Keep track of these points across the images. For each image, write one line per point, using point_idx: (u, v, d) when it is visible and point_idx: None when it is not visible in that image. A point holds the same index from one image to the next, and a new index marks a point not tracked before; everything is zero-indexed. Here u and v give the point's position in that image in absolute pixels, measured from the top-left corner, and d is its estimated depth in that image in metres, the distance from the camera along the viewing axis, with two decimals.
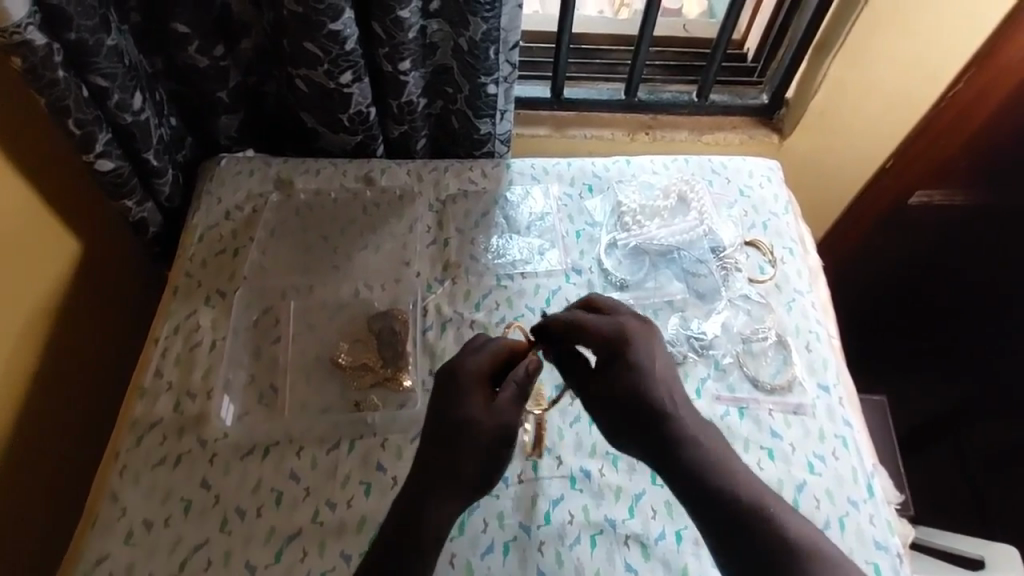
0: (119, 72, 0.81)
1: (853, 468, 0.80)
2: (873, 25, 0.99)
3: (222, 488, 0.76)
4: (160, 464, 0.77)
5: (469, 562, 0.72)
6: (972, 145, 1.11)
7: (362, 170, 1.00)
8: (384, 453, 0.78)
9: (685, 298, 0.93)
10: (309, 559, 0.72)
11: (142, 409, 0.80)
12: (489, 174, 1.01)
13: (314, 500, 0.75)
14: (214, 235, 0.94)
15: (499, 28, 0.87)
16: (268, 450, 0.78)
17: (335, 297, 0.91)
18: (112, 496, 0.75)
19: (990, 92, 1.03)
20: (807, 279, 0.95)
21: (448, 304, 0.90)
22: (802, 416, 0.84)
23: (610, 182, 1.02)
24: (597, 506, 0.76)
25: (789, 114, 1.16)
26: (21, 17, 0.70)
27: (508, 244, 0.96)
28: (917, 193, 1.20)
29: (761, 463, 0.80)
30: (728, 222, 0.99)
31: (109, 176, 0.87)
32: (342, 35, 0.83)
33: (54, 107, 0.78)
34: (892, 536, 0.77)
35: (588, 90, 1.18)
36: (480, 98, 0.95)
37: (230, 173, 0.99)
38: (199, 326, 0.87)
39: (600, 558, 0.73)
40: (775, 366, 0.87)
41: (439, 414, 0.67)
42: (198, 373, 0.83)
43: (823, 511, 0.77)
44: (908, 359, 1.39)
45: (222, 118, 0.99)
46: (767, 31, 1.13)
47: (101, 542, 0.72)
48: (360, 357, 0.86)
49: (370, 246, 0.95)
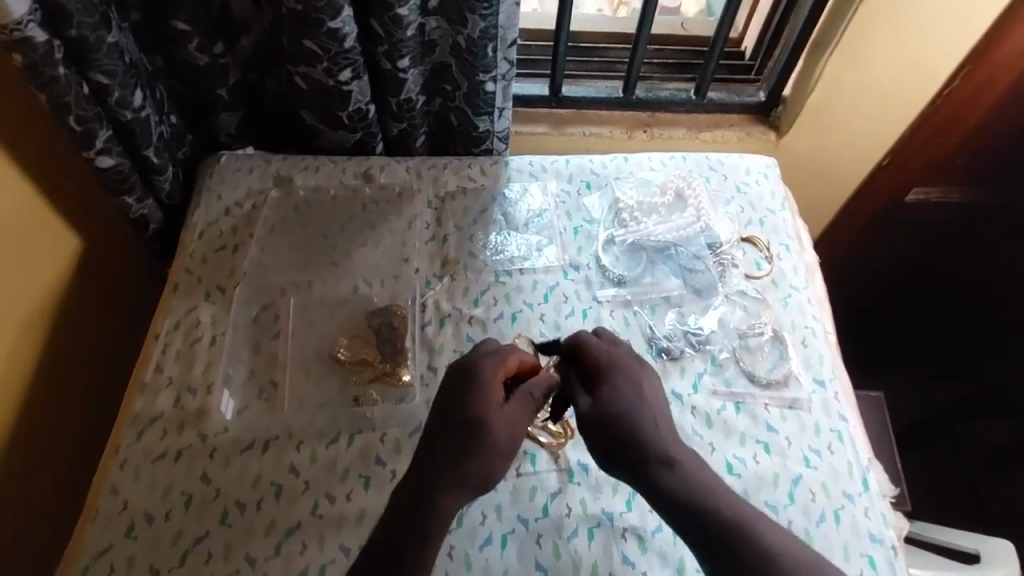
0: (119, 69, 0.82)
1: (848, 462, 0.81)
2: (871, 18, 1.00)
3: (222, 483, 0.76)
4: (160, 458, 0.78)
5: (467, 555, 0.73)
6: (965, 146, 1.12)
7: (361, 167, 1.00)
8: (383, 447, 0.79)
9: (682, 294, 0.94)
10: (308, 553, 0.72)
11: (143, 404, 0.81)
12: (488, 171, 1.02)
13: (313, 494, 0.76)
14: (214, 232, 0.95)
15: (497, 25, 0.87)
16: (267, 444, 0.79)
17: (335, 292, 0.91)
18: (113, 490, 0.76)
19: (986, 91, 1.03)
20: (803, 275, 0.96)
21: (446, 301, 0.90)
22: (798, 410, 0.84)
23: (608, 179, 1.03)
24: (594, 499, 0.77)
25: (785, 113, 1.17)
26: (23, 15, 0.70)
27: (506, 240, 0.96)
28: (912, 191, 1.21)
29: (757, 457, 0.81)
30: (724, 218, 0.99)
31: (109, 173, 0.88)
32: (341, 32, 0.84)
33: (54, 103, 0.78)
34: (887, 529, 0.77)
35: (587, 88, 1.19)
36: (479, 95, 0.96)
37: (230, 171, 0.99)
38: (199, 322, 0.87)
39: (598, 551, 0.74)
40: (771, 361, 0.88)
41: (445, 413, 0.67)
42: (199, 369, 0.83)
43: (818, 504, 0.78)
44: (905, 357, 1.39)
45: (221, 115, 0.99)
46: (765, 29, 1.14)
47: (102, 535, 0.73)
48: (359, 352, 0.87)
49: (370, 243, 0.96)
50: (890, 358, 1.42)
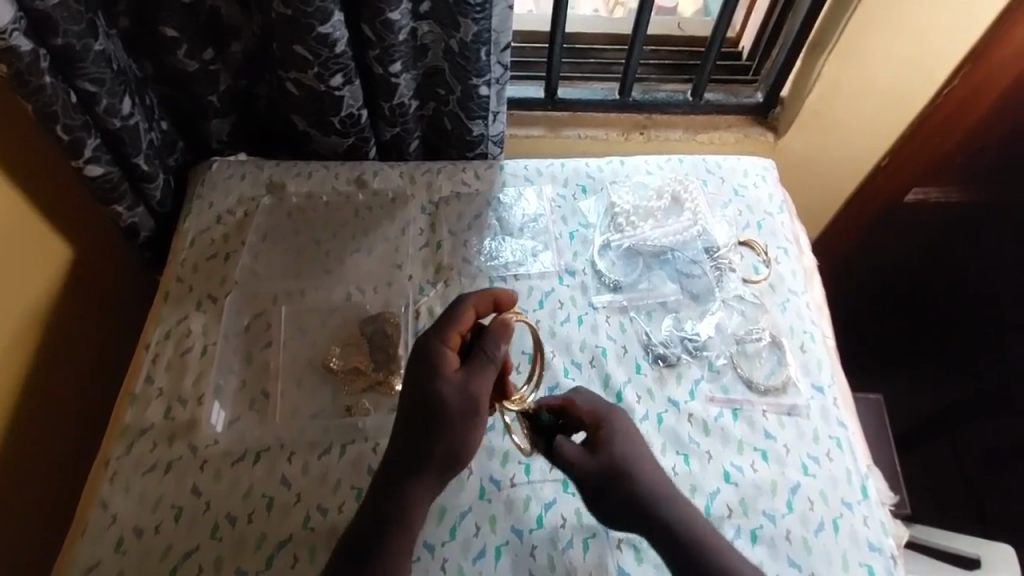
0: (107, 77, 0.81)
1: (847, 469, 0.80)
2: (881, 10, 0.96)
3: (213, 495, 0.75)
4: (150, 471, 0.77)
5: (460, 567, 0.72)
6: (967, 146, 1.11)
7: (354, 172, 1.00)
8: (375, 457, 0.78)
9: (679, 299, 0.93)
10: (300, 566, 0.71)
11: (133, 416, 0.80)
12: (483, 175, 1.01)
13: (305, 506, 0.75)
14: (205, 240, 0.94)
15: (490, 29, 0.86)
16: (259, 455, 0.78)
17: (328, 301, 0.90)
18: (102, 504, 0.75)
19: (978, 99, 1.03)
20: (802, 279, 0.95)
21: (440, 308, 0.90)
22: (796, 417, 0.83)
23: (604, 183, 1.02)
24: (590, 509, 0.76)
25: (784, 113, 1.16)
26: (6, 24, 0.69)
27: (500, 246, 0.95)
28: (912, 192, 1.20)
29: (754, 465, 0.80)
30: (722, 222, 0.98)
31: (98, 181, 0.87)
32: (331, 38, 0.83)
33: (41, 113, 0.78)
34: (887, 538, 0.76)
35: (583, 89, 1.18)
36: (472, 99, 0.95)
37: (221, 177, 0.99)
38: (190, 331, 0.86)
39: (593, 562, 0.73)
40: (770, 368, 0.87)
41: (408, 396, 0.65)
42: (189, 379, 0.83)
43: (817, 513, 0.77)
44: (905, 357, 1.38)
45: (213, 121, 0.99)
46: (762, 30, 1.13)
47: (91, 549, 0.72)
48: (351, 361, 0.86)
49: (362, 249, 0.95)
50: (890, 359, 1.41)
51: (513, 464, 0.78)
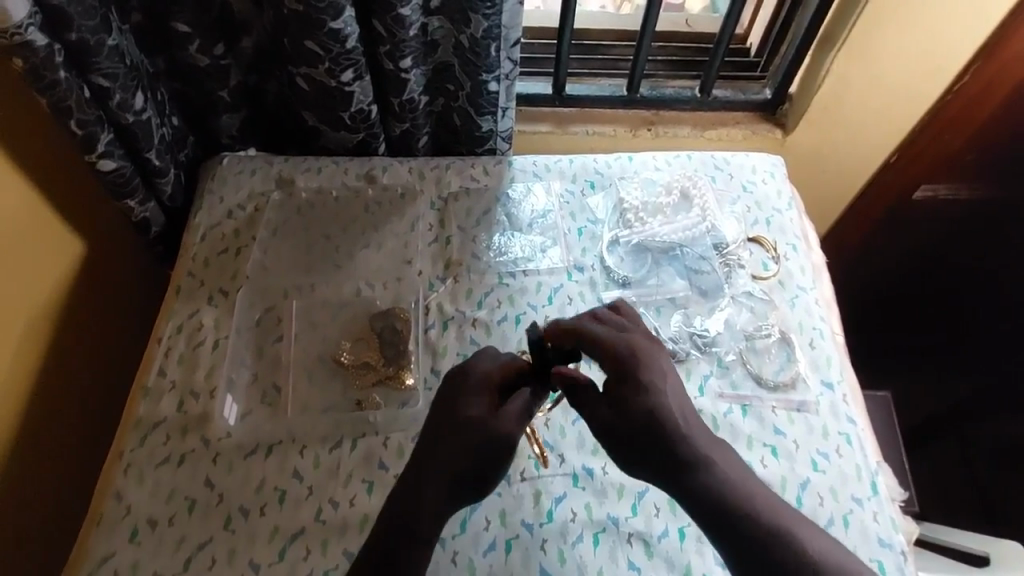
0: (120, 72, 0.81)
1: (857, 466, 0.80)
2: (894, 6, 0.96)
3: (225, 487, 0.76)
4: (164, 463, 0.77)
5: (471, 562, 0.72)
6: (977, 140, 1.09)
7: (363, 168, 1.00)
8: (386, 452, 0.79)
9: (688, 295, 0.93)
10: (312, 558, 0.72)
11: (146, 409, 0.81)
12: (491, 171, 1.01)
13: (317, 499, 0.75)
14: (216, 234, 0.94)
15: (500, 25, 0.86)
16: (271, 448, 0.79)
17: (337, 295, 0.91)
18: (117, 495, 0.75)
19: (992, 89, 1.01)
20: (811, 275, 0.95)
21: (450, 303, 0.90)
22: (806, 413, 0.83)
23: (612, 179, 1.02)
24: (600, 504, 0.76)
25: (792, 109, 1.16)
26: (23, 19, 0.70)
27: (509, 242, 0.96)
28: (921, 188, 1.18)
29: (764, 460, 0.80)
30: (731, 218, 0.98)
31: (110, 176, 0.87)
32: (343, 33, 0.83)
33: (55, 108, 0.78)
34: (897, 534, 0.76)
35: (590, 86, 1.18)
36: (482, 95, 0.95)
37: (231, 172, 0.99)
38: (202, 325, 0.87)
39: (604, 557, 0.73)
40: (779, 363, 0.87)
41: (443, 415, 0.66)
42: (201, 373, 0.83)
43: (827, 509, 0.77)
44: (911, 355, 1.38)
45: (223, 117, 0.99)
46: (771, 26, 1.13)
47: (106, 540, 0.73)
48: (362, 355, 0.86)
49: (372, 245, 0.95)
50: (900, 359, 1.40)
51: (522, 458, 0.79)
